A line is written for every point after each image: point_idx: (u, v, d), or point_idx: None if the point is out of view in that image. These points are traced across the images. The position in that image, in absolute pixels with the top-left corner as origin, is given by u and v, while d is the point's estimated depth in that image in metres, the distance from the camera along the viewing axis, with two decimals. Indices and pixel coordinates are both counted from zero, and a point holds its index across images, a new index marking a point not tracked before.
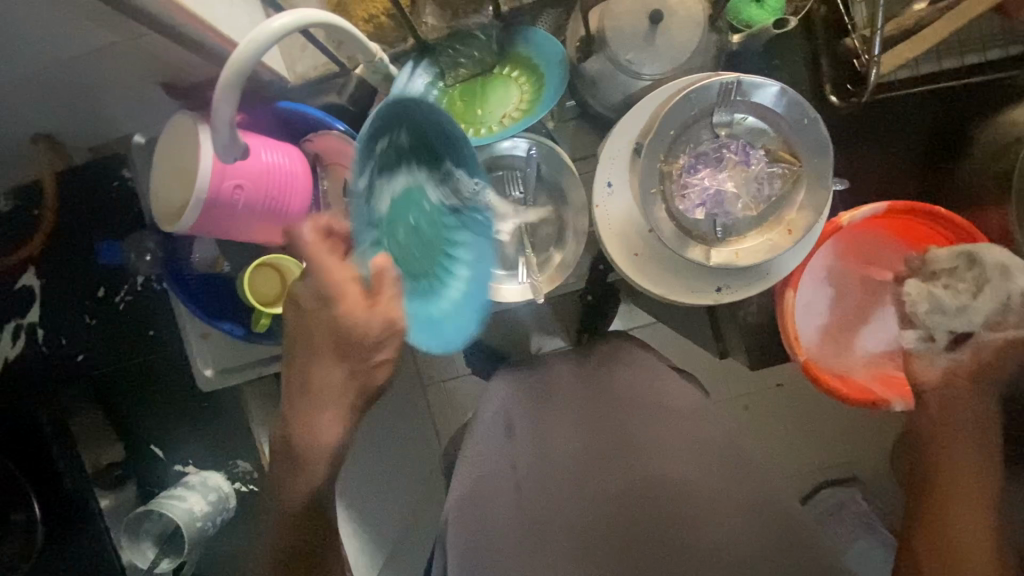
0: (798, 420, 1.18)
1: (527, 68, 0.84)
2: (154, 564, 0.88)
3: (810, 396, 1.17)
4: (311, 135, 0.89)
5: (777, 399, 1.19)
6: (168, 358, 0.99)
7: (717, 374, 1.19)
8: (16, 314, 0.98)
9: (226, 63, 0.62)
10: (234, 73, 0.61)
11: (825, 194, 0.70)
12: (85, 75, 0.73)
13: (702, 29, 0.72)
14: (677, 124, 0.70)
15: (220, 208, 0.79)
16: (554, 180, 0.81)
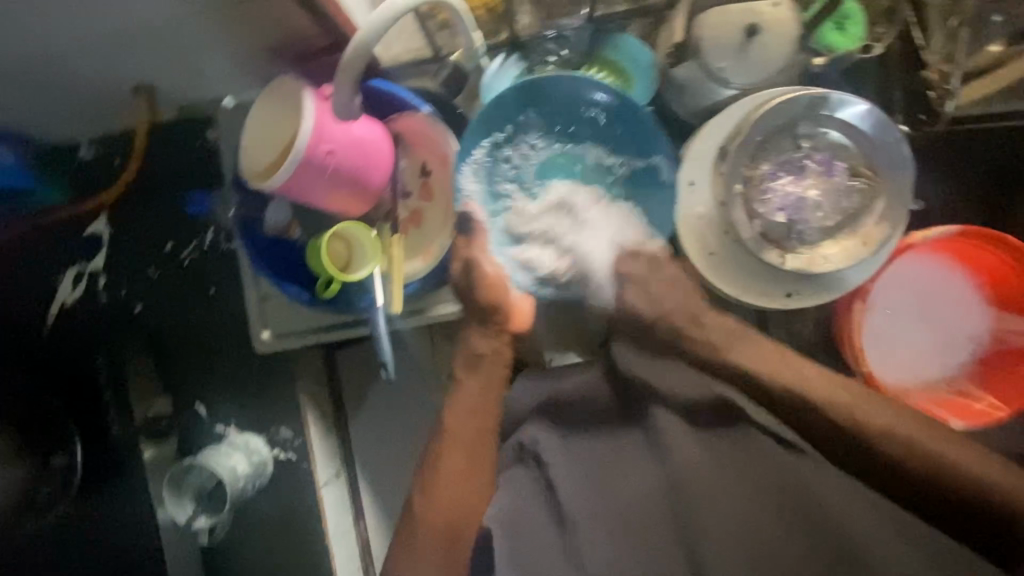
0: None
1: (614, 71, 0.87)
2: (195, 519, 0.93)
3: None
4: (393, 115, 0.92)
5: None
6: (224, 318, 1.00)
7: None
8: (80, 260, 1.00)
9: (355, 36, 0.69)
10: (362, 45, 0.68)
11: (903, 211, 0.73)
12: (205, 30, 0.77)
13: (792, 46, 0.77)
14: (765, 132, 0.74)
15: (312, 170, 0.81)
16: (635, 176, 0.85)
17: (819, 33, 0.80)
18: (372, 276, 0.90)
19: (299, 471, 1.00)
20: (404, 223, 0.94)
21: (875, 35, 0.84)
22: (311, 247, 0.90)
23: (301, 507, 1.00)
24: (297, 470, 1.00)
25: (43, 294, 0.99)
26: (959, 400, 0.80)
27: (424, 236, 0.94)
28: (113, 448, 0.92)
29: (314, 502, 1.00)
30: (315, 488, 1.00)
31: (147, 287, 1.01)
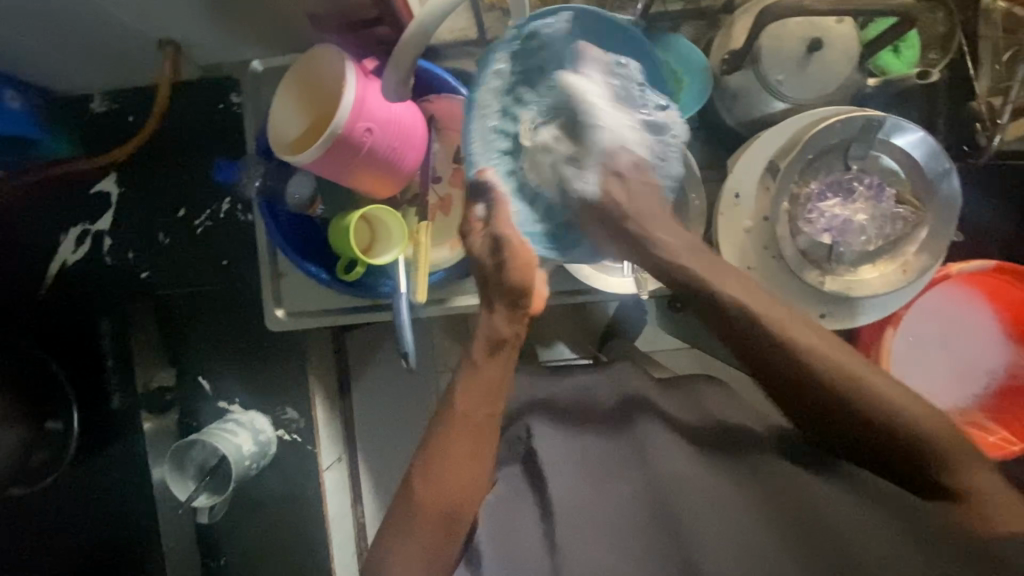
0: None
1: (663, 71, 0.83)
2: (194, 496, 0.86)
3: None
4: (431, 96, 0.89)
5: None
6: (235, 290, 0.96)
7: None
8: (86, 218, 0.96)
9: (411, 22, 0.65)
10: (417, 34, 0.65)
11: (946, 243, 0.73)
12: None
13: (851, 65, 0.76)
14: (817, 150, 0.72)
15: (348, 148, 0.78)
16: None
17: (876, 55, 0.81)
18: (396, 262, 0.87)
19: (302, 454, 0.97)
20: (433, 208, 0.92)
21: (927, 61, 0.85)
22: (335, 226, 0.87)
23: (301, 490, 0.97)
24: (301, 453, 0.97)
25: (46, 252, 0.95)
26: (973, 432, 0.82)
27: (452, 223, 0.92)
28: (113, 418, 0.90)
29: (315, 486, 0.97)
30: (317, 472, 0.97)
31: (155, 253, 0.96)
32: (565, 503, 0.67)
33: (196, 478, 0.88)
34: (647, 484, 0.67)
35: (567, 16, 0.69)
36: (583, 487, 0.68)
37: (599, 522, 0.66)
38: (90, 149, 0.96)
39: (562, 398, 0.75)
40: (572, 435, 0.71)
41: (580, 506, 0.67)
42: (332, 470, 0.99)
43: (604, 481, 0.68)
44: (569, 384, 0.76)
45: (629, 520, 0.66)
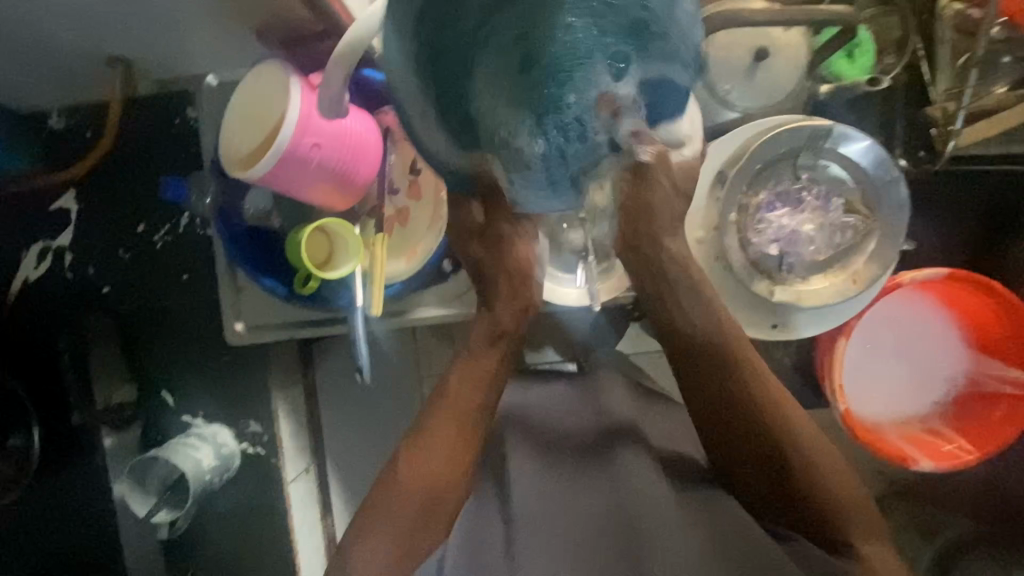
0: None
1: None
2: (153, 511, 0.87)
3: None
4: (386, 108, 0.89)
5: None
6: (197, 303, 0.96)
7: None
8: (46, 234, 0.96)
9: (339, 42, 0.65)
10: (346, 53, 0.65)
11: (895, 252, 0.72)
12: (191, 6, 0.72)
13: (800, 72, 0.75)
14: (763, 160, 0.72)
15: (296, 164, 0.78)
16: None
17: (830, 60, 0.80)
18: (352, 275, 0.87)
19: (266, 467, 0.97)
20: (390, 220, 0.91)
21: (882, 65, 0.83)
22: (291, 240, 0.87)
23: (267, 502, 0.98)
24: (264, 466, 0.97)
25: (6, 269, 0.95)
26: (930, 439, 0.80)
27: (412, 233, 0.91)
28: (76, 434, 0.90)
29: (280, 500, 0.97)
30: (282, 485, 0.97)
31: (115, 268, 0.96)
32: (527, 518, 0.68)
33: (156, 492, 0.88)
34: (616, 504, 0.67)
35: None
36: (540, 497, 0.70)
37: (563, 534, 0.67)
38: (49, 165, 0.96)
39: (536, 411, 0.78)
40: (544, 464, 0.72)
41: (541, 532, 0.67)
42: (298, 482, 1.00)
43: (564, 505, 0.69)
44: (551, 401, 0.79)
45: (592, 540, 0.66)
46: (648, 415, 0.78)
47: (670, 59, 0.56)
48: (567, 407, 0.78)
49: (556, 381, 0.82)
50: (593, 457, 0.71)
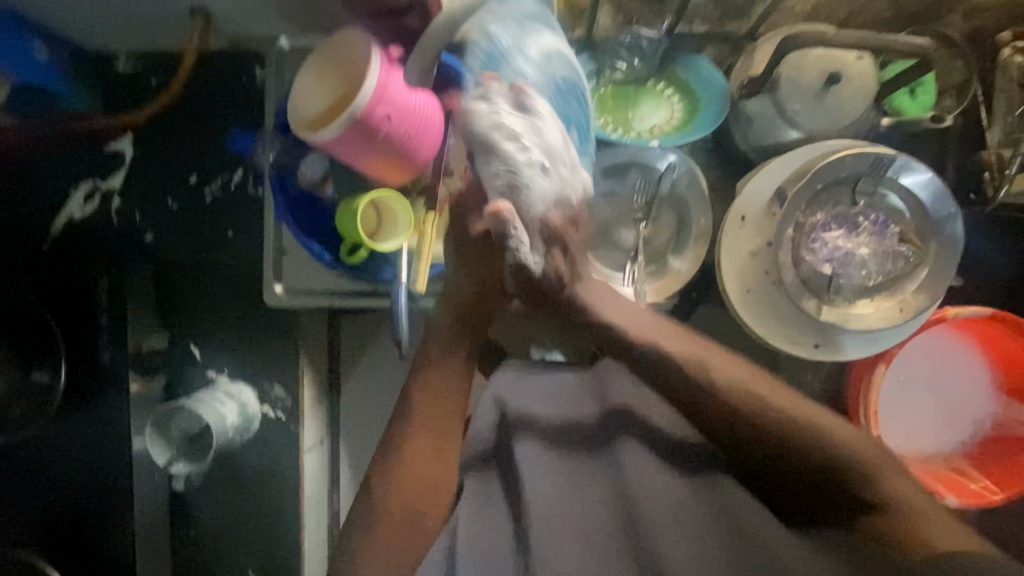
0: None
1: (683, 91, 0.84)
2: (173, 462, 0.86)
3: None
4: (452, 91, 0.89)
5: None
6: (237, 262, 0.97)
7: None
8: (97, 175, 0.96)
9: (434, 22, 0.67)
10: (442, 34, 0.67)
11: (946, 285, 0.74)
12: None
13: (866, 102, 0.77)
14: (826, 181, 0.73)
15: (365, 132, 0.79)
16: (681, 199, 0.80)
17: (892, 96, 0.82)
18: (400, 250, 0.87)
19: (285, 434, 0.96)
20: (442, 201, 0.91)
21: (941, 106, 0.85)
22: (343, 209, 0.88)
23: (280, 470, 0.97)
24: (283, 431, 0.97)
25: (54, 205, 0.96)
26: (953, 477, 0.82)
27: None
28: (101, 376, 0.89)
29: (293, 469, 0.96)
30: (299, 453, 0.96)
31: (161, 216, 0.96)
32: (541, 504, 0.60)
33: (177, 442, 0.89)
34: (622, 496, 0.61)
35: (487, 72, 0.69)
36: (549, 488, 0.62)
37: (569, 512, 0.60)
38: (110, 108, 0.97)
39: (535, 395, 0.73)
40: (554, 447, 0.66)
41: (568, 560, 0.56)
42: (312, 452, 1.00)
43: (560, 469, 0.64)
44: (542, 379, 0.77)
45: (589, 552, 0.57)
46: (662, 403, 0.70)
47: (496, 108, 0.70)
48: (574, 394, 0.74)
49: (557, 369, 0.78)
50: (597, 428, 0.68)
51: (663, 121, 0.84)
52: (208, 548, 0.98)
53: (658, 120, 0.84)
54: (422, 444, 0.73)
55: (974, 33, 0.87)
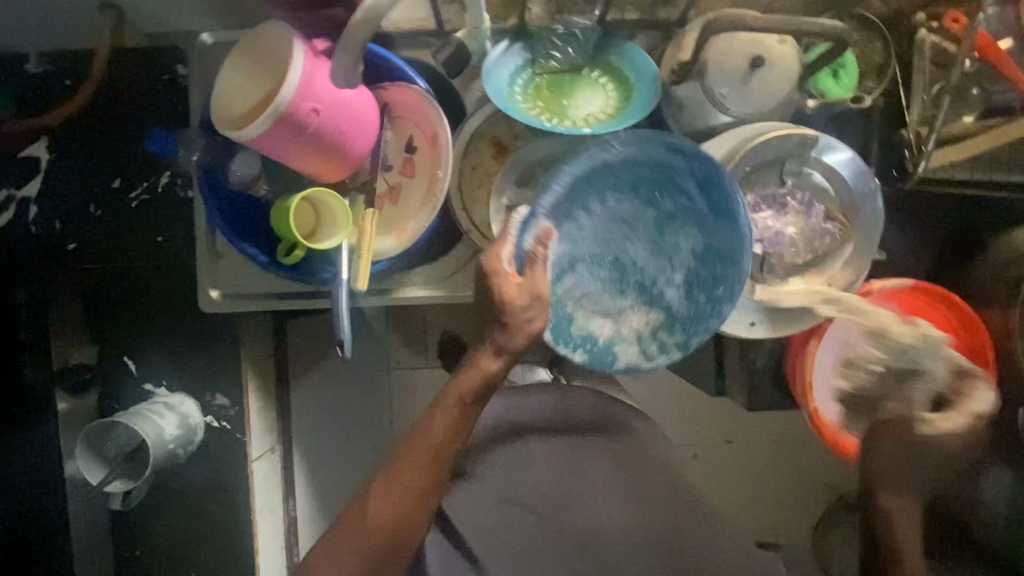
0: (746, 464, 1.35)
1: (617, 78, 0.86)
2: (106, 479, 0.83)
3: (754, 458, 1.35)
4: (386, 84, 0.88)
5: (725, 458, 1.35)
6: (168, 269, 0.93)
7: (674, 420, 1.35)
8: (10, 183, 0.90)
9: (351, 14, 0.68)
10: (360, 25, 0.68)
11: (868, 259, 0.77)
12: None
13: (792, 82, 0.79)
14: (754, 162, 0.75)
15: (292, 128, 0.76)
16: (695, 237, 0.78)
17: (816, 77, 0.85)
18: (339, 248, 0.85)
19: (232, 445, 0.93)
20: (381, 197, 0.90)
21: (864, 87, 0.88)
22: (277, 209, 0.85)
23: (228, 483, 0.93)
24: (228, 441, 0.93)
25: None
26: None
27: (400, 214, 0.90)
28: (25, 395, 0.84)
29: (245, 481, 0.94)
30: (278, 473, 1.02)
31: (85, 224, 0.92)
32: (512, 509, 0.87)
33: (110, 462, 0.84)
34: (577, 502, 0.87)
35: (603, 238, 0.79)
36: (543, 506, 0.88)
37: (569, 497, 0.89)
38: (21, 110, 0.90)
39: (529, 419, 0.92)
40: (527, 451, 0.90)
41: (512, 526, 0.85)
42: (263, 461, 0.97)
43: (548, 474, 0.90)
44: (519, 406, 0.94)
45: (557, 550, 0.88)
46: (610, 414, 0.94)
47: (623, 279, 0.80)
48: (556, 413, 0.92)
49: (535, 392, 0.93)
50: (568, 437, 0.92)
51: (599, 108, 0.85)
52: (155, 566, 0.95)
53: (594, 108, 0.86)
54: (420, 454, 0.75)
55: (891, 16, 0.90)
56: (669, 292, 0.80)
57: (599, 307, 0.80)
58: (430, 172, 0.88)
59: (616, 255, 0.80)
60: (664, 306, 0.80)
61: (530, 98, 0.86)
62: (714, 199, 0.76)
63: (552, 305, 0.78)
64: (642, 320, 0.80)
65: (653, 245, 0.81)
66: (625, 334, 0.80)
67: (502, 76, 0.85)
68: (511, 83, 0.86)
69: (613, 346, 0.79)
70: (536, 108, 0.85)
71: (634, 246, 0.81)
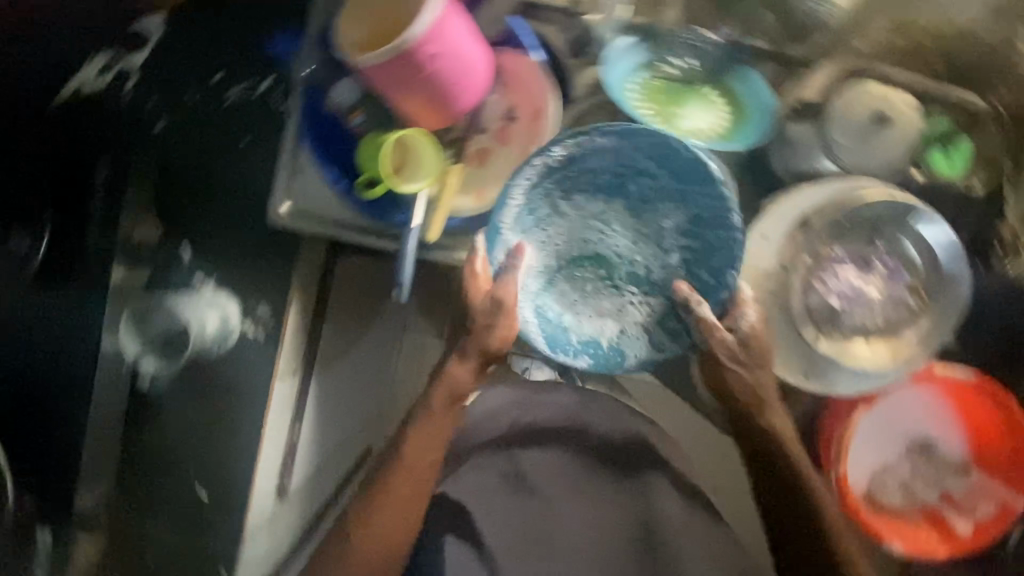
0: None
1: (732, 100, 0.85)
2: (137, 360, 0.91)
3: None
4: (505, 48, 0.88)
5: None
6: (246, 172, 0.93)
7: None
8: (118, 48, 0.91)
9: None
10: None
11: (939, 341, 0.76)
12: None
13: (909, 150, 0.79)
14: (852, 215, 0.76)
15: (409, 68, 0.77)
16: (692, 206, 0.75)
17: (929, 155, 0.83)
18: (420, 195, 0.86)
19: (262, 360, 0.94)
20: (469, 156, 0.90)
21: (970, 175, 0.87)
22: (371, 143, 0.87)
23: (248, 394, 0.95)
24: (260, 353, 0.94)
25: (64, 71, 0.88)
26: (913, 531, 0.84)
27: (485, 176, 0.90)
28: (90, 254, 0.88)
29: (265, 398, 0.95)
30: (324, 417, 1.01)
31: (178, 110, 0.92)
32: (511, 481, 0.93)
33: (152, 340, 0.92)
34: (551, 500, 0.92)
35: (567, 228, 0.79)
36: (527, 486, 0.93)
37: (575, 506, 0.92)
38: None
39: (543, 409, 0.97)
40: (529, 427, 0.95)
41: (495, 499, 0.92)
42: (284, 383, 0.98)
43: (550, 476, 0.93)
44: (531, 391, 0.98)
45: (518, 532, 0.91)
46: (613, 417, 0.96)
47: (602, 275, 0.79)
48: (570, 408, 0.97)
49: (556, 390, 0.98)
50: (572, 438, 0.95)
51: (709, 124, 0.84)
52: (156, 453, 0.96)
53: (705, 125, 0.84)
54: (417, 451, 0.86)
55: None
56: (668, 278, 0.77)
57: (599, 305, 0.78)
58: (524, 145, 0.88)
59: (595, 248, 0.79)
60: (659, 292, 0.78)
61: (642, 97, 0.86)
62: (679, 171, 0.74)
63: (537, 311, 0.78)
64: (643, 311, 0.77)
65: (634, 232, 0.79)
66: (629, 328, 0.77)
67: (620, 70, 0.86)
68: (627, 78, 0.86)
69: (610, 347, 0.77)
70: (645, 108, 0.85)
71: (614, 236, 0.79)
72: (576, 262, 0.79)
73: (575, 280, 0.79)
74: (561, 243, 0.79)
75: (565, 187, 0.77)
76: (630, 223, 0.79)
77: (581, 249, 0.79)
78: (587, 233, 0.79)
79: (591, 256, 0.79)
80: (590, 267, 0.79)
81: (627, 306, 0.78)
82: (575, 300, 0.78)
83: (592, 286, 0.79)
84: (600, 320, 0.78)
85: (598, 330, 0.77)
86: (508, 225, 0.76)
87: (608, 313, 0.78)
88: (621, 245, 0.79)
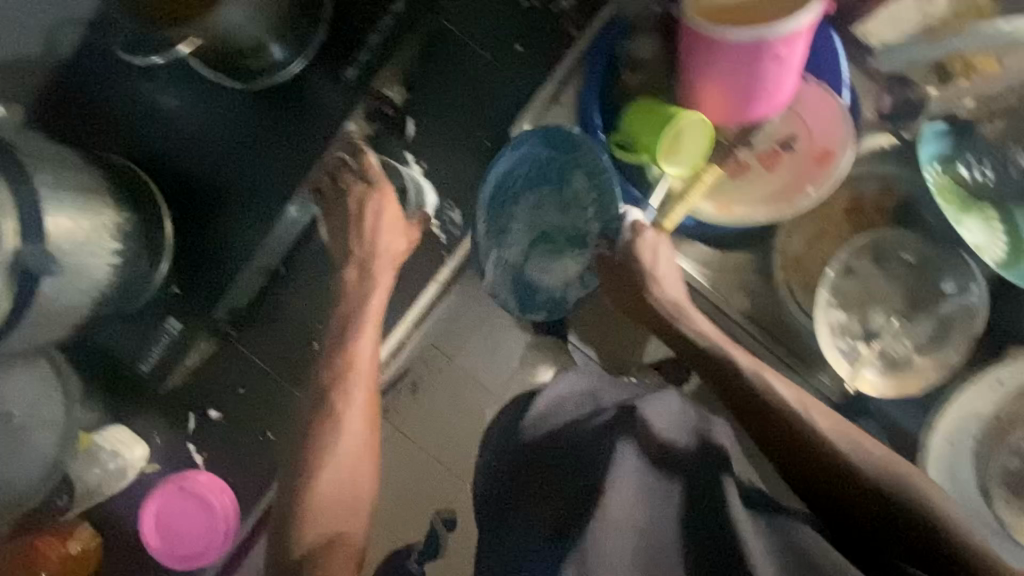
0: None
1: (1014, 230, 0.80)
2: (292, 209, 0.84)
3: None
4: (815, 77, 0.84)
5: None
6: (506, 79, 0.89)
7: None
8: None
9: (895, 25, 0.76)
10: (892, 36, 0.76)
11: None
12: None
13: None
14: None
15: (750, 57, 0.72)
16: (582, 157, 0.88)
17: None
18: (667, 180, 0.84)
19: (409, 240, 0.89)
20: (729, 164, 0.85)
21: None
22: (650, 108, 0.82)
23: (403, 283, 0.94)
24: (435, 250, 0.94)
25: None
26: None
27: (736, 190, 0.85)
28: (334, 93, 0.82)
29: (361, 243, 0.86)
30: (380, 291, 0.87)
31: None
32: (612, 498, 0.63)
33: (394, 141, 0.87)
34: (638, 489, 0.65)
35: (525, 198, 0.93)
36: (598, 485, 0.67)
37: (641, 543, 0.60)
38: None
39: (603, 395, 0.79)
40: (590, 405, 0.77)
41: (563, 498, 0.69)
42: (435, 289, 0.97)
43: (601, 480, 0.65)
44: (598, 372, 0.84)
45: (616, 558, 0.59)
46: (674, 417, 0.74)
47: (557, 251, 0.93)
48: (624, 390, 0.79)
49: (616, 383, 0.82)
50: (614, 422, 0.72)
51: (983, 243, 0.79)
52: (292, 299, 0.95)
53: (981, 243, 0.79)
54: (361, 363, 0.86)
55: None
56: (591, 234, 0.91)
57: (561, 275, 0.94)
58: (788, 179, 0.84)
59: (551, 223, 0.93)
60: (575, 237, 0.92)
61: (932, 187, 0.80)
62: (573, 146, 0.88)
63: (517, 284, 0.95)
64: (577, 271, 0.94)
65: (564, 206, 0.92)
66: (571, 282, 0.94)
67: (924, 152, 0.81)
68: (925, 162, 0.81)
69: (563, 296, 0.95)
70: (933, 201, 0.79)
71: (549, 212, 0.93)
72: (493, 200, 0.92)
73: (528, 253, 0.94)
74: (515, 209, 0.93)
75: (517, 153, 0.89)
76: (577, 200, 0.91)
77: (536, 238, 0.94)
78: (518, 219, 0.93)
79: (566, 226, 0.92)
80: (513, 244, 0.94)
81: (518, 239, 0.94)
82: (516, 250, 0.93)
83: (568, 274, 0.94)
84: (560, 282, 0.94)
85: (512, 256, 0.94)
86: (481, 216, 0.92)
87: (556, 259, 0.93)
88: (564, 221, 0.92)
